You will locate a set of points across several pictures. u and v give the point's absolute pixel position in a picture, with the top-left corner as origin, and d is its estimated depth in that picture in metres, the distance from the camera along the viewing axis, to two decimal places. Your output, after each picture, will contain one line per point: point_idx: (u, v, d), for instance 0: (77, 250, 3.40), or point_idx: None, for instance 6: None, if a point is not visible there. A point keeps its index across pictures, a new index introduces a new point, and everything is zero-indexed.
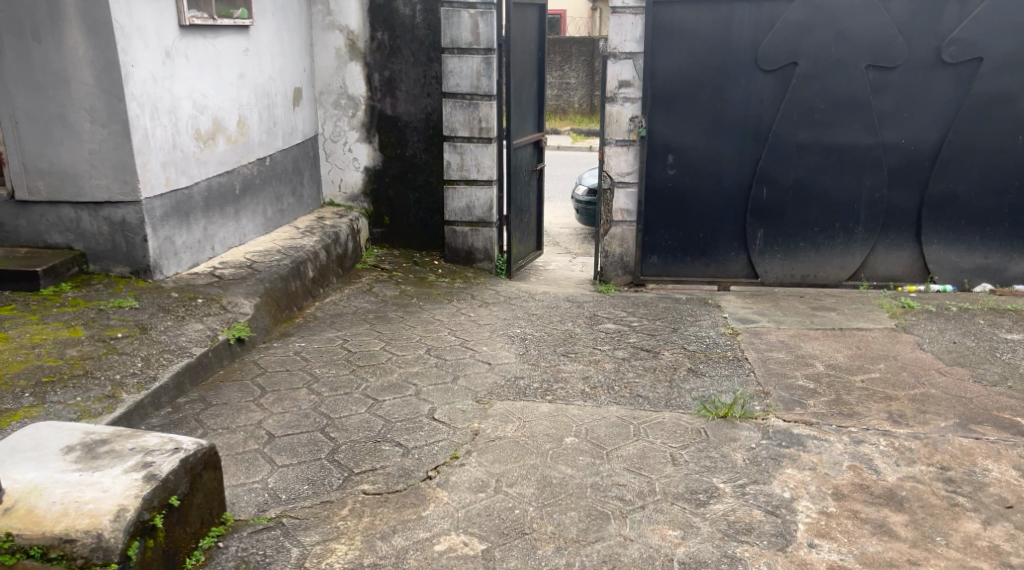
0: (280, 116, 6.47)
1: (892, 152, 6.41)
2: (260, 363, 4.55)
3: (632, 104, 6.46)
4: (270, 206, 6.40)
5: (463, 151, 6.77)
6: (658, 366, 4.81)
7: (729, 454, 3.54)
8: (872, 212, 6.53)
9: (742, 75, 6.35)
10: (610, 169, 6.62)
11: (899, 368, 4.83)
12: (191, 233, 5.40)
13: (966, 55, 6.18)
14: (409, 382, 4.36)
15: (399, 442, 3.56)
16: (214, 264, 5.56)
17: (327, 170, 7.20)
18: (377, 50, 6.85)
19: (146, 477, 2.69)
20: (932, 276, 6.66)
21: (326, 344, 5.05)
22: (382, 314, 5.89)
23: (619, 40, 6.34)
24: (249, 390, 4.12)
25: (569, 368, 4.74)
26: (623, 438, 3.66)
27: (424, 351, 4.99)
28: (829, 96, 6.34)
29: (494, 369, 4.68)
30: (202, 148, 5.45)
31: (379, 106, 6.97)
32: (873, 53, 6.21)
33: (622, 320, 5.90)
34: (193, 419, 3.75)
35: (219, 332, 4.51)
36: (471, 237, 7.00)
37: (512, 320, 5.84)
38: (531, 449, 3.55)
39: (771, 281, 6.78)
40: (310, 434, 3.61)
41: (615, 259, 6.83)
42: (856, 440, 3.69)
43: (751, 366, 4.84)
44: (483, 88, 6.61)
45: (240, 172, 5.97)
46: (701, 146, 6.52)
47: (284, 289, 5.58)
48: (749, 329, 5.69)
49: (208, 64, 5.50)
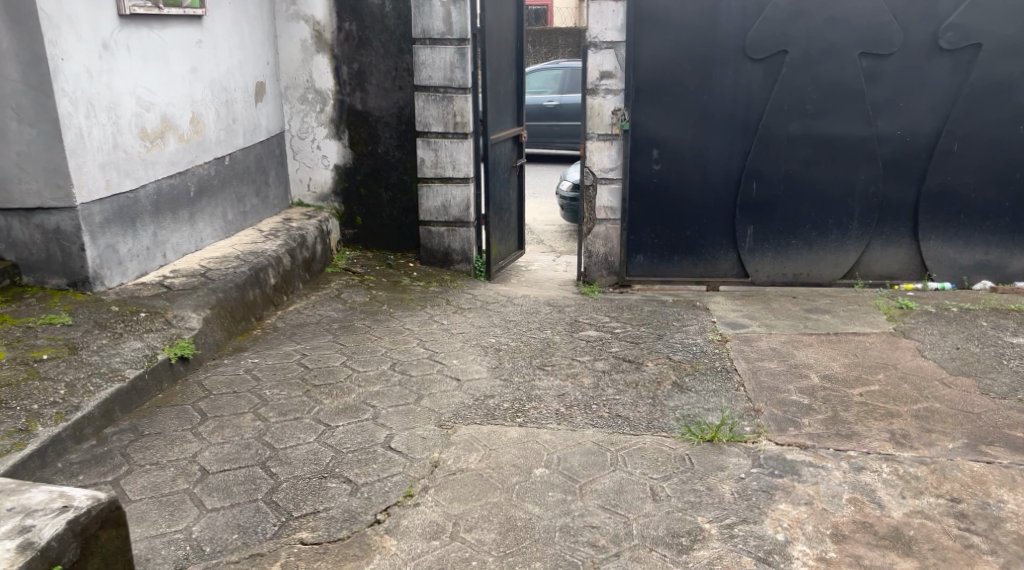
0: (240, 112, 6.07)
1: (888, 144, 6.06)
2: (205, 384, 4.17)
3: (614, 95, 6.08)
4: (231, 209, 6.00)
5: (438, 148, 6.39)
6: (639, 381, 4.44)
7: (716, 486, 3.17)
8: (867, 206, 6.18)
9: (729, 64, 5.97)
10: (592, 165, 6.24)
11: (899, 380, 4.47)
12: (138, 240, 5.01)
13: (965, 40, 5.82)
14: (367, 405, 3.98)
15: (348, 478, 3.21)
16: (165, 273, 5.17)
17: (295, 168, 6.81)
18: (344, 41, 6.44)
19: (21, 547, 2.34)
20: (929, 274, 6.31)
21: (282, 359, 4.66)
22: (348, 323, 5.51)
23: (599, 29, 5.95)
24: (187, 416, 3.74)
25: (544, 385, 4.36)
26: (598, 469, 3.30)
27: (388, 366, 4.61)
28: (821, 85, 5.98)
29: (462, 386, 4.30)
30: (148, 148, 5.06)
31: (348, 101, 6.56)
32: (867, 39, 5.85)
33: (605, 327, 5.53)
34: (119, 453, 3.39)
35: (159, 351, 4.13)
36: (447, 238, 6.62)
37: (487, 328, 5.46)
38: (495, 484, 3.18)
39: (762, 281, 6.43)
40: (249, 471, 3.26)
41: (598, 259, 6.46)
42: (857, 466, 3.33)
43: (741, 379, 4.48)
44: (457, 80, 6.22)
45: (195, 173, 5.56)
46: (687, 140, 6.14)
47: (241, 299, 5.20)
48: (738, 336, 5.33)
49: (153, 56, 5.10)
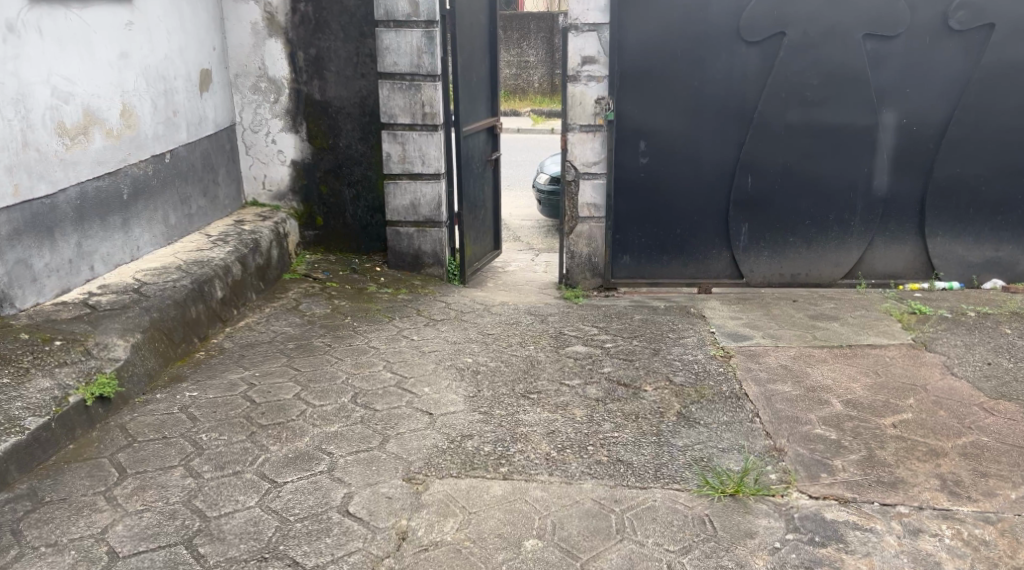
0: (181, 103, 5.38)
1: (892, 134, 5.52)
2: (128, 429, 3.53)
3: (597, 83, 5.46)
4: (173, 212, 5.32)
5: (405, 141, 5.74)
6: (638, 412, 3.85)
7: (749, 562, 2.69)
8: (870, 202, 5.64)
9: (722, 47, 5.39)
10: (574, 159, 5.61)
11: (933, 406, 3.90)
12: (57, 252, 4.34)
13: (977, 20, 5.29)
14: (322, 452, 3.37)
15: (295, 560, 2.68)
16: (91, 289, 4.51)
17: (248, 165, 6.12)
18: (300, 24, 5.78)
19: None
20: (937, 273, 5.80)
21: (226, 392, 4.02)
22: (305, 341, 4.86)
23: (581, 10, 5.32)
24: (100, 474, 3.10)
25: (530, 419, 3.75)
26: (602, 539, 2.77)
27: (349, 399, 3.97)
28: (822, 70, 5.41)
29: (434, 424, 3.68)
30: (68, 146, 4.38)
31: (305, 90, 5.90)
32: (871, 20, 5.30)
33: (594, 341, 4.93)
34: (8, 531, 2.77)
35: (72, 391, 3.47)
36: (417, 239, 5.98)
37: (463, 345, 4.84)
38: (478, 565, 2.68)
39: (758, 282, 5.86)
40: (168, 553, 2.70)
41: (582, 260, 5.84)
42: (911, 528, 2.84)
43: (755, 407, 3.91)
44: (424, 67, 5.57)
45: (129, 172, 4.87)
46: (676, 130, 5.55)
47: (179, 317, 4.54)
48: (743, 350, 4.75)
49: (72, 41, 4.43)
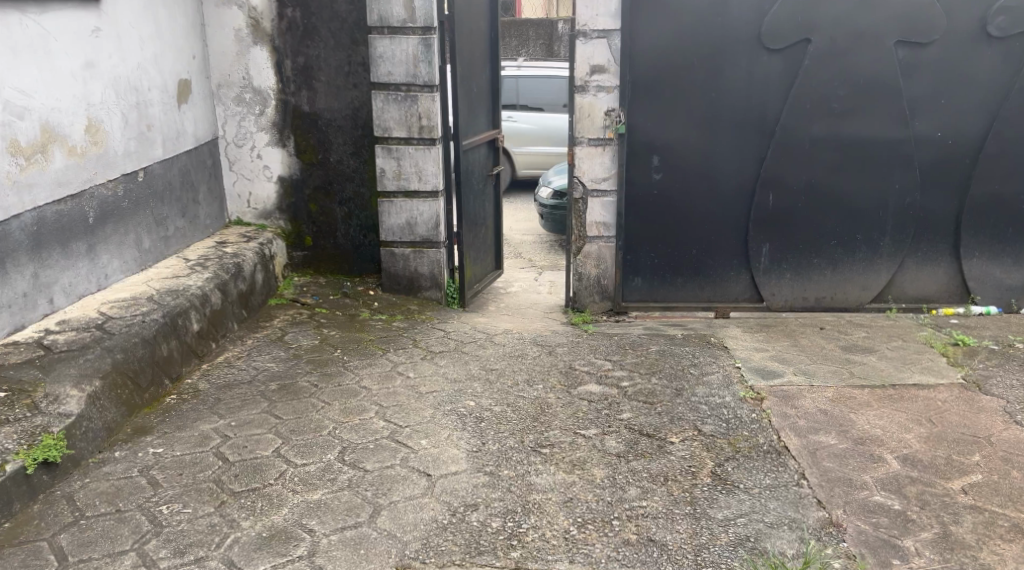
0: (156, 116, 4.88)
1: (926, 148, 5.04)
2: (76, 500, 3.12)
3: (608, 94, 4.98)
4: (147, 234, 4.81)
5: (400, 156, 5.26)
6: (668, 473, 3.35)
7: None
8: (901, 222, 5.16)
9: (742, 54, 4.91)
10: (581, 174, 5.13)
11: (1004, 465, 3.41)
12: (9, 285, 3.83)
13: (1018, 25, 4.82)
14: (301, 530, 2.96)
15: None
16: (48, 327, 4.00)
17: (231, 181, 5.62)
18: (287, 31, 5.29)
19: None
20: (973, 297, 5.31)
21: (195, 447, 3.53)
22: (288, 380, 4.36)
23: (589, 15, 4.84)
24: (36, 564, 2.81)
25: (543, 483, 3.26)
26: None
27: (335, 456, 3.47)
28: (850, 79, 4.94)
29: (432, 490, 3.19)
30: (22, 166, 3.88)
31: (293, 101, 5.42)
32: (904, 26, 4.83)
33: (609, 378, 4.43)
34: None
35: (10, 459, 3.04)
36: (413, 261, 5.49)
37: (464, 385, 4.32)
38: None
39: (780, 306, 5.37)
40: None
41: (591, 283, 5.35)
42: None
43: (799, 464, 3.43)
44: (421, 76, 5.09)
45: (96, 193, 4.36)
46: (691, 145, 5.07)
47: (149, 356, 3.99)
48: (775, 391, 4.23)
49: (29, 50, 3.95)
